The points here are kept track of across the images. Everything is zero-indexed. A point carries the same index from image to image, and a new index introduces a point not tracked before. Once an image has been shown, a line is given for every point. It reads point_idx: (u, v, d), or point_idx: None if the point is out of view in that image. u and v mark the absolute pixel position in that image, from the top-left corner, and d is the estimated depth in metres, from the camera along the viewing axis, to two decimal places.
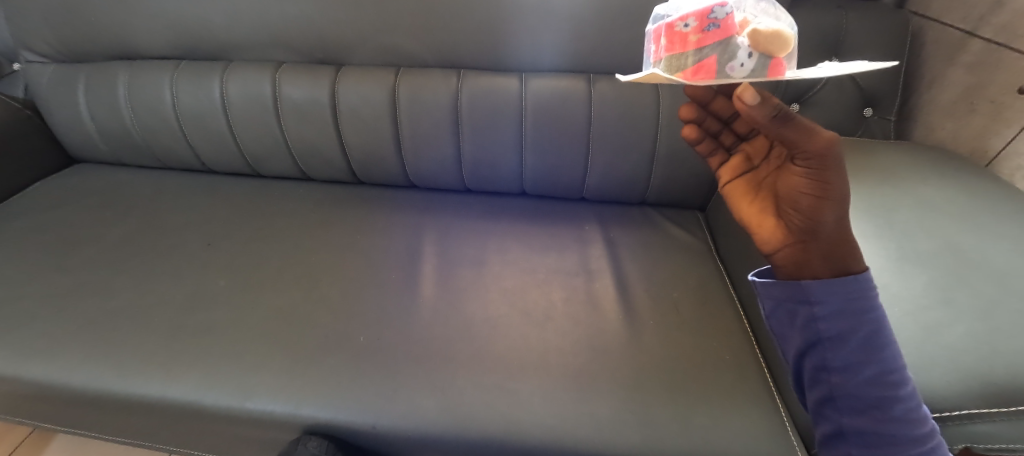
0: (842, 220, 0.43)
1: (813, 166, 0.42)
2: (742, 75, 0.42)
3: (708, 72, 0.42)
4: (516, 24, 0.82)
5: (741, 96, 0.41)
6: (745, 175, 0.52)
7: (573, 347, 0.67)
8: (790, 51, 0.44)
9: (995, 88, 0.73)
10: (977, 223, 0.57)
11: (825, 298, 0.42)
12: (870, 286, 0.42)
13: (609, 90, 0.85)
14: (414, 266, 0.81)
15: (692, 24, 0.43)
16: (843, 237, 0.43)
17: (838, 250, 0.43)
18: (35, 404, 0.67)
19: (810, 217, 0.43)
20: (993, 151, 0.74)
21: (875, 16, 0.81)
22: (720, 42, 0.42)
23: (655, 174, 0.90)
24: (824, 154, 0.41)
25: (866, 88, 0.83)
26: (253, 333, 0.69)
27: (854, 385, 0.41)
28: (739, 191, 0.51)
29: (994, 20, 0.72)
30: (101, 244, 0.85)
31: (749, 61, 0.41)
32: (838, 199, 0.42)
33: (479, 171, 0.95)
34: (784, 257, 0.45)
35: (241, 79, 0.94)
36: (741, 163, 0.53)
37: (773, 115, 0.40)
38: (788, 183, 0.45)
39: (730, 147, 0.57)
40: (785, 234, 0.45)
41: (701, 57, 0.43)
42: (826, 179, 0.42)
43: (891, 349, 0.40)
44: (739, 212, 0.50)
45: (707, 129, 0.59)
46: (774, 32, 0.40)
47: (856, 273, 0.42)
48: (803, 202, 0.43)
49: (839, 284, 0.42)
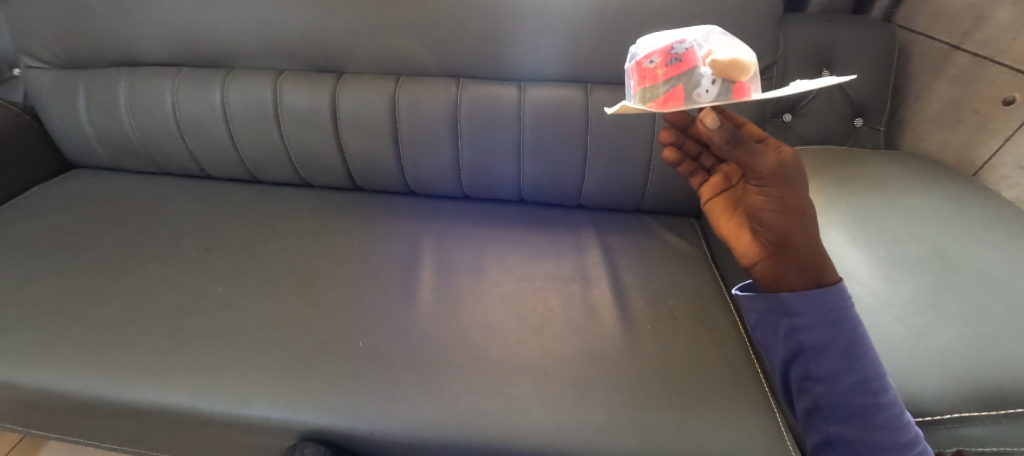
0: (810, 232, 0.44)
1: (767, 185, 0.45)
2: (708, 100, 0.45)
3: (677, 99, 0.46)
4: (515, 34, 0.84)
5: (704, 120, 0.44)
6: (725, 193, 0.55)
7: (571, 353, 0.67)
8: (751, 77, 0.48)
9: (980, 100, 0.75)
10: (965, 231, 0.59)
11: (803, 309, 0.43)
12: (845, 295, 0.43)
13: (606, 99, 0.86)
14: (411, 272, 0.81)
15: (657, 60, 0.48)
16: (812, 249, 0.44)
17: (810, 262, 0.44)
18: (29, 410, 0.67)
19: (778, 232, 0.45)
20: (979, 161, 0.75)
21: (864, 30, 0.84)
22: (684, 74, 0.46)
23: (651, 182, 0.91)
24: (776, 173, 0.44)
25: (856, 100, 0.85)
26: (251, 339, 0.69)
27: (837, 394, 0.42)
28: (718, 208, 0.54)
29: (979, 34, 0.75)
30: (98, 250, 0.85)
31: (713, 87, 0.45)
32: (801, 212, 0.44)
33: (477, 178, 0.95)
34: (761, 270, 0.47)
35: (242, 86, 0.95)
36: (719, 183, 0.56)
37: (728, 138, 0.44)
38: (752, 202, 0.47)
39: (710, 168, 0.60)
40: (760, 248, 0.47)
41: (670, 87, 0.47)
42: (784, 195, 0.44)
43: (871, 356, 0.41)
44: (720, 229, 0.53)
45: (687, 151, 0.62)
46: (731, 60, 0.44)
47: (830, 285, 0.43)
48: (766, 217, 0.45)
49: (815, 294, 0.43)
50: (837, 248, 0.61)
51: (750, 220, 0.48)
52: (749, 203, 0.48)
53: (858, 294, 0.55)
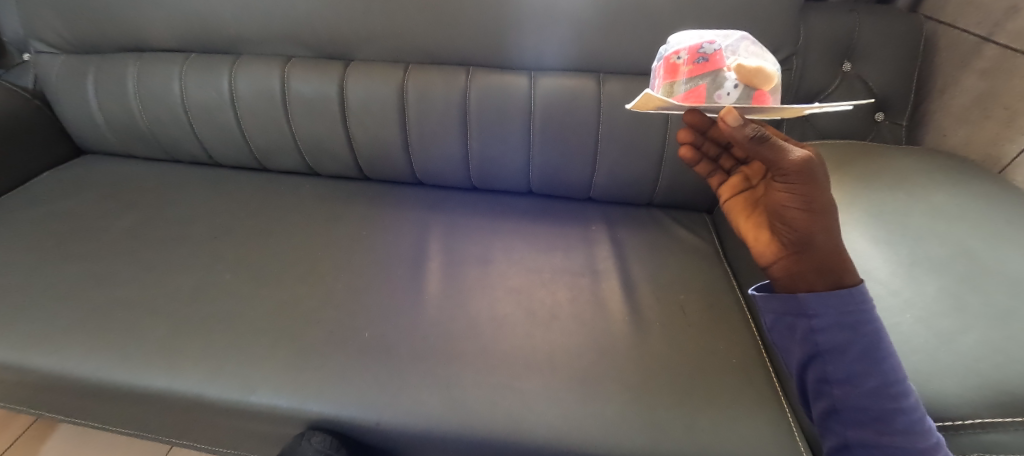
0: (832, 232, 0.43)
1: (793, 182, 0.43)
2: (728, 102, 0.46)
3: (698, 97, 0.47)
4: (526, 22, 0.82)
5: (725, 119, 0.42)
6: (744, 193, 0.53)
7: (578, 348, 0.67)
8: (774, 86, 0.49)
9: (1009, 95, 0.72)
10: (992, 230, 0.57)
11: (820, 310, 0.42)
12: (867, 298, 0.42)
13: (619, 89, 0.84)
14: (419, 263, 0.81)
15: (685, 56, 0.49)
16: (835, 249, 0.43)
17: (832, 263, 0.43)
18: (40, 393, 0.67)
19: (800, 231, 0.44)
20: (1006, 158, 0.73)
21: (889, 20, 0.81)
22: (710, 73, 0.47)
23: (663, 175, 0.90)
24: (803, 170, 0.42)
25: (878, 93, 0.82)
26: (258, 328, 0.69)
27: (855, 397, 0.41)
28: (737, 207, 0.53)
29: (1010, 26, 0.72)
30: (108, 235, 0.86)
31: (734, 91, 0.46)
32: (824, 210, 0.43)
33: (486, 169, 0.94)
34: (779, 270, 0.46)
35: (249, 72, 0.94)
36: (739, 183, 0.55)
37: (752, 136, 0.42)
38: (775, 199, 0.46)
39: (729, 169, 0.59)
40: (779, 248, 0.46)
41: (693, 85, 0.47)
42: (809, 193, 0.43)
43: (892, 361, 0.40)
44: (738, 228, 0.52)
45: (706, 152, 0.61)
46: (758, 68, 0.45)
47: (850, 286, 0.42)
48: (790, 215, 0.44)
49: (833, 296, 0.42)
50: (857, 246, 0.59)
51: (771, 218, 0.47)
52: (771, 200, 0.46)
53: (878, 294, 0.54)
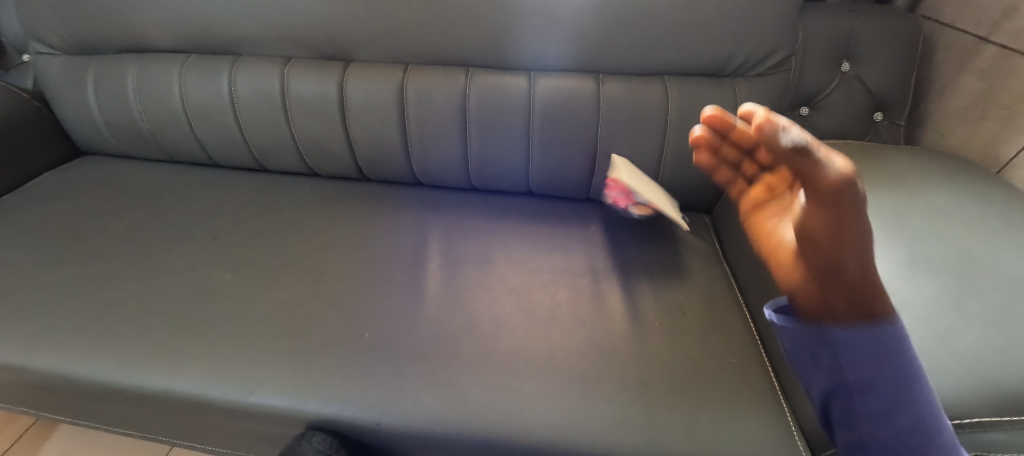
0: (863, 261, 0.43)
1: (825, 203, 0.41)
2: None
3: None
4: (525, 23, 0.82)
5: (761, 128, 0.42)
6: (768, 207, 0.52)
7: (578, 349, 0.67)
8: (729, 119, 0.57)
9: (1007, 95, 0.72)
10: (990, 230, 0.57)
11: (849, 345, 0.44)
12: (900, 337, 0.43)
13: (618, 90, 0.84)
14: (419, 263, 0.81)
15: None
16: (864, 279, 0.44)
17: (859, 293, 0.44)
18: (42, 394, 0.67)
19: (829, 261, 0.43)
20: (1004, 158, 0.73)
21: (887, 20, 0.81)
22: None
23: (662, 176, 0.90)
24: (839, 190, 0.40)
25: (877, 93, 0.82)
26: (258, 329, 0.69)
27: (883, 430, 0.41)
28: (761, 224, 0.52)
29: (1008, 26, 0.72)
30: (108, 237, 0.86)
31: None
32: (857, 237, 0.42)
33: (485, 170, 0.94)
34: (805, 295, 0.47)
35: (249, 73, 0.94)
36: (764, 194, 0.53)
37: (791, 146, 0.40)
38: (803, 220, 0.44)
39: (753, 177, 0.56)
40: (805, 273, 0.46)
41: None
42: (841, 217, 0.41)
43: (926, 401, 0.40)
44: (760, 245, 0.52)
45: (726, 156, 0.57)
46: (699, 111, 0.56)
47: (882, 322, 0.44)
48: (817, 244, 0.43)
49: (863, 330, 0.44)
50: None
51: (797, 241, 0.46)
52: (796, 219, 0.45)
53: None
